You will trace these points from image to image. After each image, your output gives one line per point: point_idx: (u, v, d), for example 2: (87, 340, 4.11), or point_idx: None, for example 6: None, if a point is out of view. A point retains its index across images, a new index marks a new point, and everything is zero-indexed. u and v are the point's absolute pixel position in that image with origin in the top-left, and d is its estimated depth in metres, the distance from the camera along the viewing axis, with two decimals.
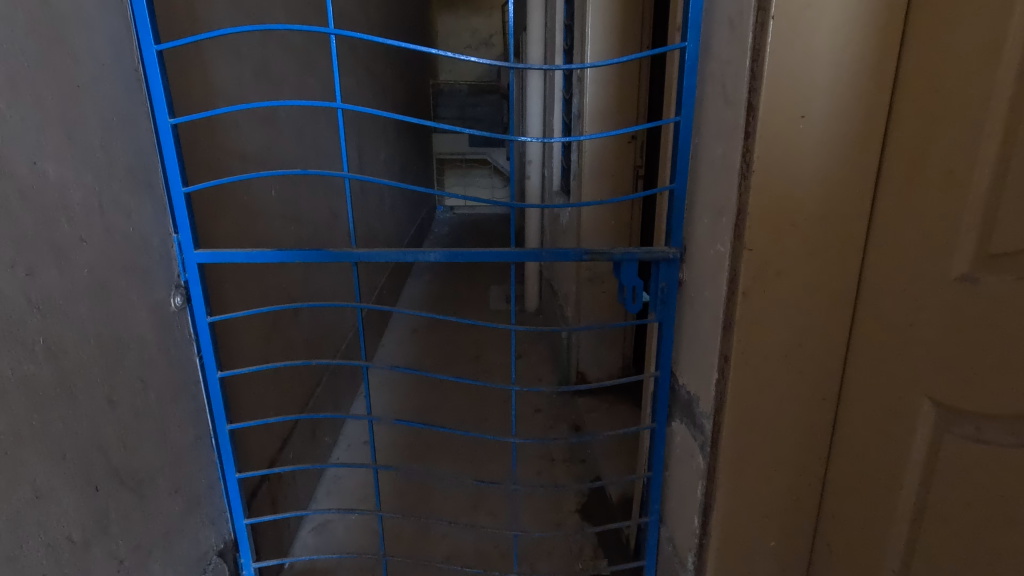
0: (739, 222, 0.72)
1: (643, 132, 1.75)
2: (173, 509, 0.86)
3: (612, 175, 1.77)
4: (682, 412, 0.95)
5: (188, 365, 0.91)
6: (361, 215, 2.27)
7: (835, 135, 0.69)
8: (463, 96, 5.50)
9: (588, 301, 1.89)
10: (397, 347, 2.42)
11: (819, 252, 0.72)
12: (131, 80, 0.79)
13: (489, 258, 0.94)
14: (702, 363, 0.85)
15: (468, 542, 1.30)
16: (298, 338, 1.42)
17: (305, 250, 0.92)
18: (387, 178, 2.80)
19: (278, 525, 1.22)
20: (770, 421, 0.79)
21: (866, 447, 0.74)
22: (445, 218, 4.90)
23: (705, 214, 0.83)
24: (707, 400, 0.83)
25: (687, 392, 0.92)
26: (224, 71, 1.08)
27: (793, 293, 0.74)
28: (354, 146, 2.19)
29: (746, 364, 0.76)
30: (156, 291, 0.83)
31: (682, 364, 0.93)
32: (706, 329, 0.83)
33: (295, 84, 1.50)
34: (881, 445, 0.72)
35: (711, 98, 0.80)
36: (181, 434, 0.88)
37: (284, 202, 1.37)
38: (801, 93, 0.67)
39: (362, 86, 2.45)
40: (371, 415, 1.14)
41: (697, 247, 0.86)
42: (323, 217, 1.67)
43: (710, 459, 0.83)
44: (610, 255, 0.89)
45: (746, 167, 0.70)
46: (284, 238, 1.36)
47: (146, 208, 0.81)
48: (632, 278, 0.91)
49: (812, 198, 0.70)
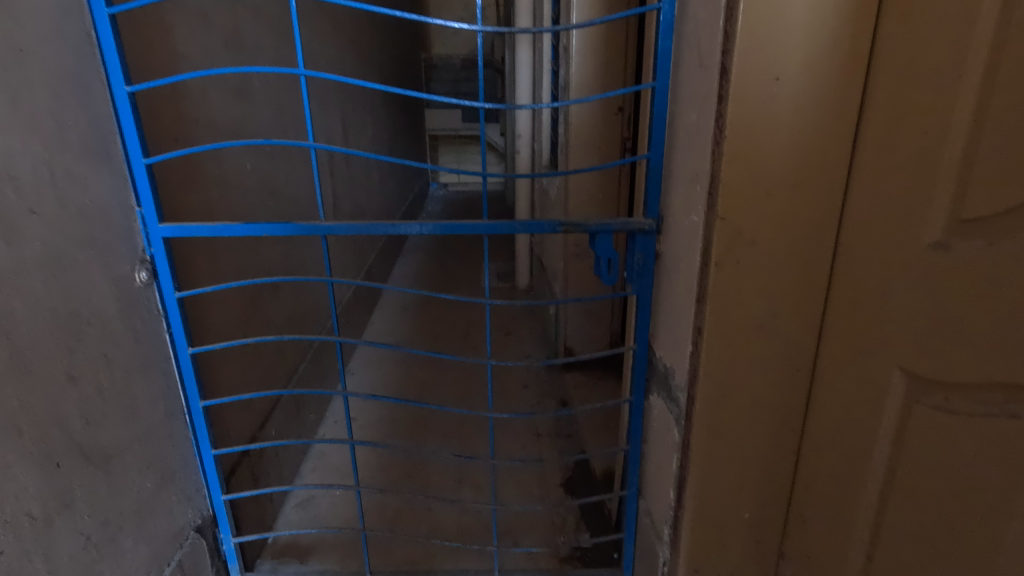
0: (712, 191, 0.71)
1: (630, 100, 1.70)
2: (145, 484, 0.85)
3: (599, 148, 1.74)
4: (659, 386, 0.94)
5: (158, 341, 0.90)
6: (346, 190, 2.24)
7: (811, 98, 0.66)
8: (455, 70, 5.41)
9: (576, 277, 1.88)
10: (386, 324, 2.41)
11: (793, 222, 0.70)
12: (83, 45, 0.75)
13: (463, 230, 0.92)
14: (677, 335, 0.85)
15: (451, 517, 1.30)
16: (278, 315, 1.41)
17: (273, 223, 0.89)
18: (373, 153, 2.75)
19: (260, 501, 1.22)
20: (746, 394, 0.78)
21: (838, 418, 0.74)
22: (438, 195, 4.85)
23: (681, 183, 0.80)
24: (682, 372, 0.83)
25: (663, 366, 0.92)
26: (190, 38, 1.04)
27: (767, 263, 0.72)
28: (338, 120, 2.15)
29: (719, 336, 0.75)
30: (117, 266, 0.81)
31: (659, 336, 0.92)
32: (681, 301, 0.82)
33: (270, 52, 1.46)
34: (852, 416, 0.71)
35: (686, 61, 0.77)
36: (151, 410, 0.87)
37: (260, 176, 1.34)
38: (776, 54, 0.65)
39: (347, 58, 2.40)
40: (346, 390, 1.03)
41: (672, 217, 0.84)
42: (302, 192, 1.64)
43: (686, 432, 0.83)
44: (585, 226, 0.87)
45: (719, 134, 0.68)
46: (261, 213, 1.34)
47: (104, 179, 0.78)
48: (607, 249, 0.89)
49: (786, 165, 0.68)
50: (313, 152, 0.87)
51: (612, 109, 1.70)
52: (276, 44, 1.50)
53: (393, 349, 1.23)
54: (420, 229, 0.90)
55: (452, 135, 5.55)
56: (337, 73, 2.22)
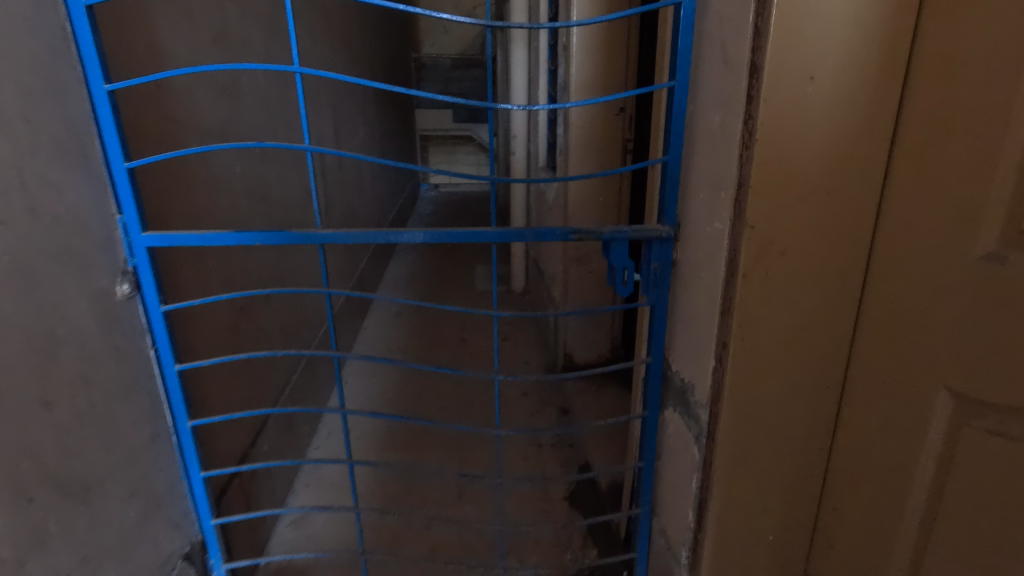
0: (740, 197, 0.66)
1: (632, 101, 1.66)
2: (129, 513, 0.79)
3: (600, 150, 1.69)
4: (676, 401, 0.89)
5: (141, 358, 0.83)
6: (337, 193, 2.17)
7: (847, 98, 0.62)
8: (446, 70, 5.35)
9: (576, 283, 1.83)
10: (379, 330, 2.34)
11: (827, 230, 0.66)
12: (57, 39, 0.69)
13: (468, 238, 0.86)
14: (698, 349, 0.80)
15: (454, 535, 1.25)
16: (270, 325, 1.35)
17: (267, 231, 0.83)
18: (364, 154, 2.69)
19: (252, 522, 1.16)
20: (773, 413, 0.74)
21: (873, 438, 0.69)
22: (430, 197, 4.78)
23: (702, 189, 0.76)
24: (704, 389, 0.78)
25: (681, 380, 0.87)
26: (174, 33, 0.98)
27: (797, 273, 0.68)
28: (329, 121, 2.08)
29: (746, 351, 0.71)
30: (97, 279, 0.75)
31: (675, 348, 0.88)
32: (703, 312, 0.78)
33: (259, 50, 1.39)
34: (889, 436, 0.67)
35: (708, 60, 0.73)
36: (135, 433, 0.81)
37: (249, 179, 1.28)
38: (811, 51, 0.60)
39: (337, 57, 2.33)
40: (343, 408, 0.96)
41: (692, 224, 0.80)
42: (293, 196, 1.58)
43: (708, 451, 0.78)
44: (599, 234, 0.82)
45: (748, 136, 0.64)
46: (251, 219, 1.28)
47: (81, 186, 0.72)
48: (622, 258, 0.85)
49: (820, 171, 0.64)
50: (308, 155, 0.81)
51: (613, 110, 1.66)
52: (265, 41, 1.44)
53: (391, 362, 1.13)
54: (423, 237, 0.85)
55: (443, 136, 5.48)
56: (328, 73, 2.15)
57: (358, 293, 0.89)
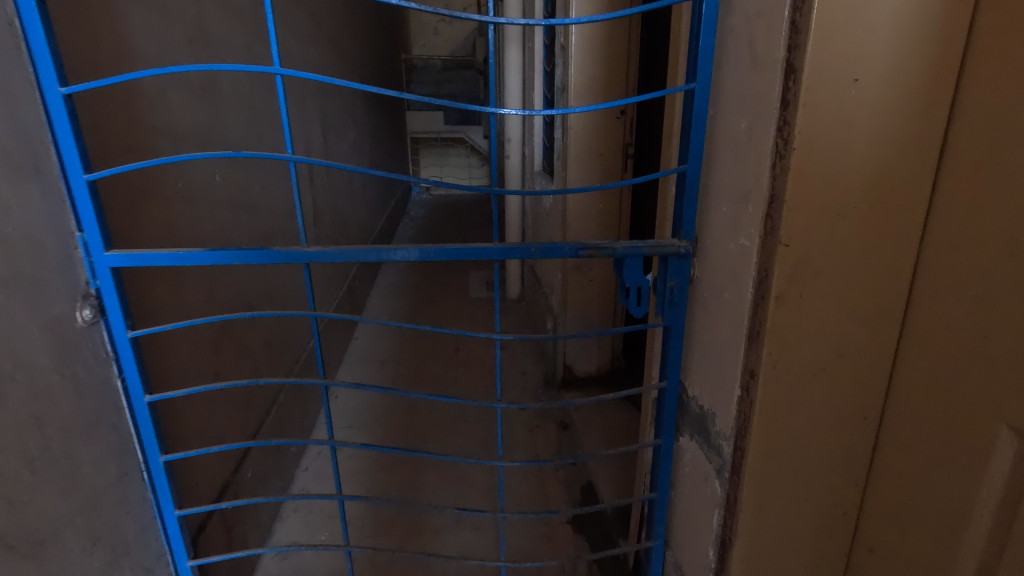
0: (772, 211, 0.60)
1: (633, 105, 1.59)
2: (92, 565, 0.71)
3: (600, 154, 1.62)
4: (693, 429, 0.83)
5: (107, 390, 0.76)
6: (326, 198, 2.10)
7: (892, 102, 0.56)
8: (436, 71, 5.27)
9: (575, 292, 1.76)
10: (371, 340, 2.27)
11: (868, 249, 0.60)
12: (5, 35, 0.61)
13: (468, 255, 0.79)
14: (720, 375, 0.74)
15: (451, 566, 1.18)
16: (255, 343, 1.27)
17: (245, 249, 0.75)
18: (354, 158, 2.61)
19: (234, 556, 1.08)
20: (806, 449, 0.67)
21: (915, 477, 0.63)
22: (421, 201, 4.70)
23: (725, 201, 0.70)
24: (728, 419, 0.72)
25: (699, 408, 0.81)
26: (145, 31, 0.90)
27: (834, 295, 0.61)
28: (317, 125, 2.01)
29: (777, 380, 0.64)
30: (53, 305, 0.67)
31: (693, 372, 0.81)
32: (726, 336, 0.71)
33: (241, 50, 1.32)
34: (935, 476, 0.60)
35: (734, 60, 0.66)
36: (100, 475, 0.73)
37: (230, 188, 1.20)
38: (855, 49, 0.54)
39: (325, 58, 2.26)
40: (333, 439, 0.87)
41: (713, 239, 0.73)
42: (279, 204, 1.51)
43: (731, 486, 0.72)
44: (612, 250, 0.75)
45: (783, 145, 0.57)
46: (233, 230, 1.20)
47: (34, 201, 0.64)
48: (636, 276, 0.78)
49: (862, 184, 0.58)
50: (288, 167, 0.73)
51: (613, 114, 1.59)
52: (248, 41, 1.36)
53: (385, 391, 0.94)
54: (419, 255, 0.77)
55: (434, 139, 5.41)
56: (316, 75, 2.08)
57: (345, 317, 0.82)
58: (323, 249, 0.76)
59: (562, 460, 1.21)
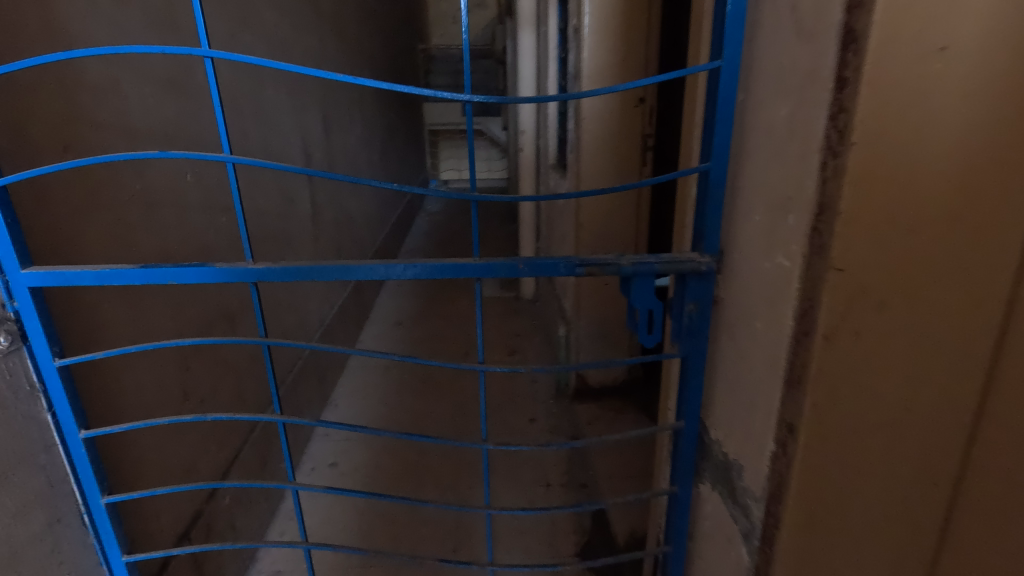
0: (820, 225, 0.46)
1: (653, 91, 1.43)
2: None
3: (616, 148, 1.48)
4: (715, 478, 0.70)
5: (31, 427, 0.66)
6: (330, 195, 2.00)
7: (991, 78, 0.41)
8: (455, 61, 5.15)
9: (589, 296, 1.62)
10: (377, 342, 2.17)
11: (950, 274, 0.46)
12: None
13: (444, 272, 0.67)
14: (749, 420, 0.60)
15: None
16: (235, 355, 1.18)
17: (182, 266, 0.64)
18: (362, 152, 2.51)
19: None
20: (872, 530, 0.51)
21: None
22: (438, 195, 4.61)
23: (758, 208, 0.56)
24: (758, 476, 0.59)
25: (722, 455, 0.67)
26: (86, 13, 0.80)
27: (901, 334, 0.47)
28: (319, 117, 1.91)
29: (823, 438, 0.51)
30: None
31: (716, 411, 0.68)
32: (758, 375, 0.58)
33: (219, 37, 1.21)
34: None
35: (772, 29, 0.52)
36: (20, 526, 0.64)
37: (206, 187, 1.10)
38: (943, 5, 0.39)
39: (331, 47, 2.16)
40: (296, 483, 0.76)
41: (742, 255, 0.60)
42: (266, 204, 1.41)
43: (761, 558, 0.58)
44: (616, 268, 0.62)
45: (838, 139, 0.43)
46: (209, 234, 1.10)
47: None
48: (646, 298, 0.64)
49: (945, 188, 0.43)
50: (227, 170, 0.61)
51: (630, 102, 1.44)
52: (228, 27, 1.26)
53: (355, 428, 0.78)
54: (385, 272, 0.66)
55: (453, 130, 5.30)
56: (316, 64, 1.96)
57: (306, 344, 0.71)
58: (274, 265, 0.65)
59: (576, 505, 0.96)
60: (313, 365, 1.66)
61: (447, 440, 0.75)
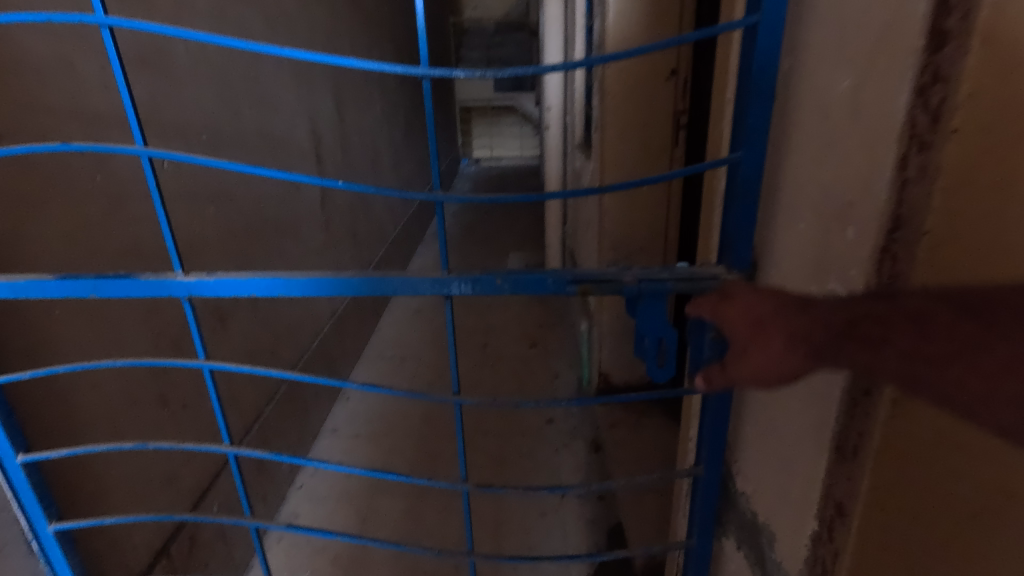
0: (893, 244, 0.35)
1: (687, 62, 1.26)
2: None
3: (644, 126, 1.32)
4: (740, 539, 0.58)
5: None
6: (343, 178, 1.91)
7: None
8: (488, 35, 4.96)
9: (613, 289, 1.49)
10: (394, 331, 2.11)
11: None
12: None
13: (410, 287, 0.56)
14: (787, 477, 0.48)
15: None
16: (223, 355, 1.11)
17: (102, 278, 0.56)
18: (382, 131, 2.41)
19: None
20: (761, 322, 0.41)
21: (923, 386, 0.32)
22: (468, 175, 4.48)
23: (807, 214, 0.43)
24: (795, 551, 0.47)
25: (749, 514, 0.56)
26: None
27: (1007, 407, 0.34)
28: (330, 96, 1.81)
29: (882, 527, 0.39)
30: None
31: (744, 457, 0.56)
32: (799, 428, 0.46)
33: (205, 9, 1.12)
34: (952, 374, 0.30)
35: None
36: None
37: (187, 176, 1.02)
38: None
39: (346, 21, 2.05)
40: (255, 521, 0.69)
41: (783, 272, 0.47)
42: (265, 190, 1.33)
43: None
44: (618, 285, 0.51)
45: (929, 126, 0.32)
46: (190, 226, 1.02)
47: None
48: (657, 323, 0.53)
49: None
50: (144, 164, 0.54)
51: (661, 74, 1.28)
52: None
53: (314, 461, 0.70)
54: (336, 286, 0.56)
55: (485, 107, 5.12)
56: (328, 40, 1.86)
57: (250, 367, 0.64)
58: (205, 277, 0.56)
59: (594, 555, 0.73)
60: (322, 358, 1.60)
61: (416, 479, 0.70)
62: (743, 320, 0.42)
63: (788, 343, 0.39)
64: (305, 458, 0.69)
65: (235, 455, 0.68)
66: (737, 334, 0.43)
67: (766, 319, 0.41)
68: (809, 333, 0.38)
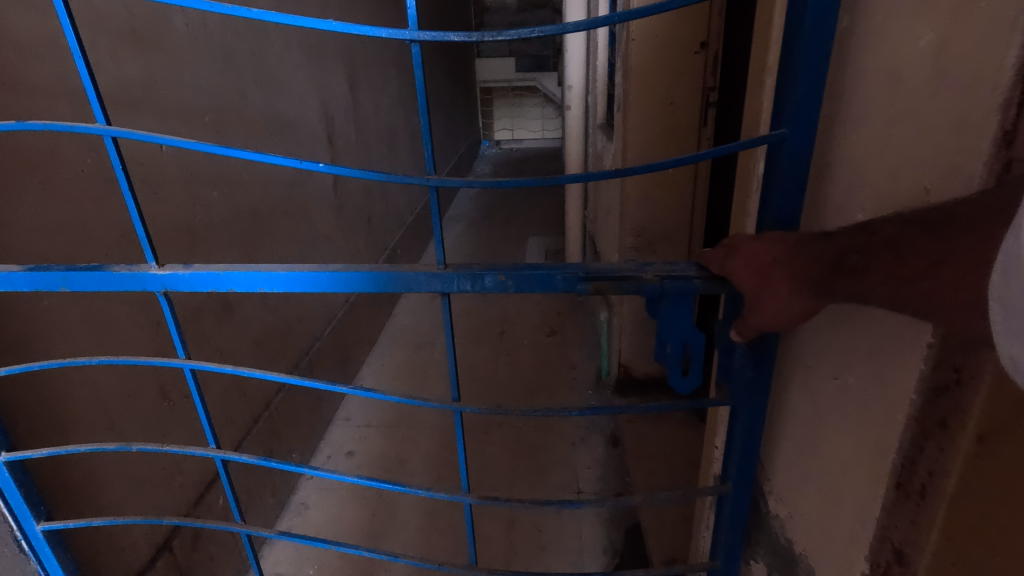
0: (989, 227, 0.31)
1: (717, 34, 1.17)
2: None
3: (670, 104, 1.24)
4: (774, 565, 0.52)
5: None
6: (358, 162, 1.87)
7: None
8: (510, 13, 4.82)
9: None
10: (410, 317, 2.07)
11: None
12: None
13: (403, 283, 0.50)
14: (839, 501, 0.42)
15: None
16: (229, 345, 1.08)
17: (71, 270, 0.52)
18: (398, 113, 2.35)
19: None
20: (764, 271, 0.40)
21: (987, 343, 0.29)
22: (488, 158, 4.39)
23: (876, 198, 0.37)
24: None
25: (787, 540, 0.50)
26: None
27: None
28: (343, 76, 1.75)
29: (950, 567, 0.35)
30: None
31: (782, 473, 0.50)
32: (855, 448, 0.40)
33: None
34: (927, 289, 0.32)
35: None
36: None
37: (188, 158, 0.98)
38: None
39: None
40: (246, 527, 0.66)
41: None
42: (273, 174, 1.28)
43: None
44: (637, 283, 0.45)
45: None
46: (192, 210, 0.99)
47: None
48: (681, 326, 0.47)
49: None
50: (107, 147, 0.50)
51: (689, 47, 1.19)
52: None
53: (306, 466, 0.65)
54: (319, 279, 0.51)
55: (506, 88, 5.00)
56: (341, 16, 1.79)
57: (233, 367, 0.60)
58: (180, 269, 0.52)
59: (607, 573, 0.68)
60: (335, 346, 1.56)
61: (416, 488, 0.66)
62: (747, 270, 0.41)
63: (792, 287, 0.38)
64: (296, 464, 0.64)
65: (221, 459, 0.63)
66: (742, 285, 0.41)
67: (769, 267, 0.39)
68: (813, 275, 0.37)
